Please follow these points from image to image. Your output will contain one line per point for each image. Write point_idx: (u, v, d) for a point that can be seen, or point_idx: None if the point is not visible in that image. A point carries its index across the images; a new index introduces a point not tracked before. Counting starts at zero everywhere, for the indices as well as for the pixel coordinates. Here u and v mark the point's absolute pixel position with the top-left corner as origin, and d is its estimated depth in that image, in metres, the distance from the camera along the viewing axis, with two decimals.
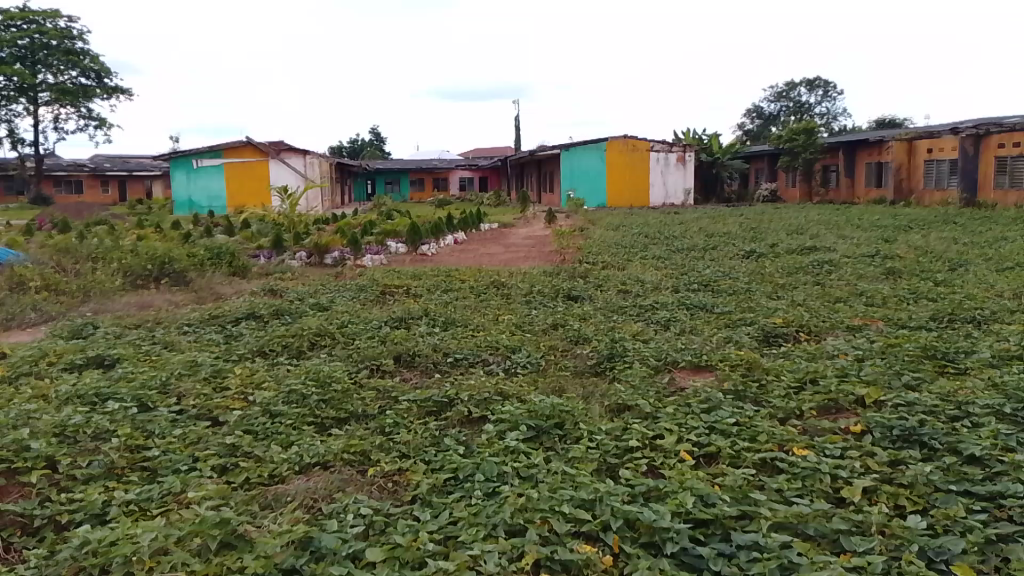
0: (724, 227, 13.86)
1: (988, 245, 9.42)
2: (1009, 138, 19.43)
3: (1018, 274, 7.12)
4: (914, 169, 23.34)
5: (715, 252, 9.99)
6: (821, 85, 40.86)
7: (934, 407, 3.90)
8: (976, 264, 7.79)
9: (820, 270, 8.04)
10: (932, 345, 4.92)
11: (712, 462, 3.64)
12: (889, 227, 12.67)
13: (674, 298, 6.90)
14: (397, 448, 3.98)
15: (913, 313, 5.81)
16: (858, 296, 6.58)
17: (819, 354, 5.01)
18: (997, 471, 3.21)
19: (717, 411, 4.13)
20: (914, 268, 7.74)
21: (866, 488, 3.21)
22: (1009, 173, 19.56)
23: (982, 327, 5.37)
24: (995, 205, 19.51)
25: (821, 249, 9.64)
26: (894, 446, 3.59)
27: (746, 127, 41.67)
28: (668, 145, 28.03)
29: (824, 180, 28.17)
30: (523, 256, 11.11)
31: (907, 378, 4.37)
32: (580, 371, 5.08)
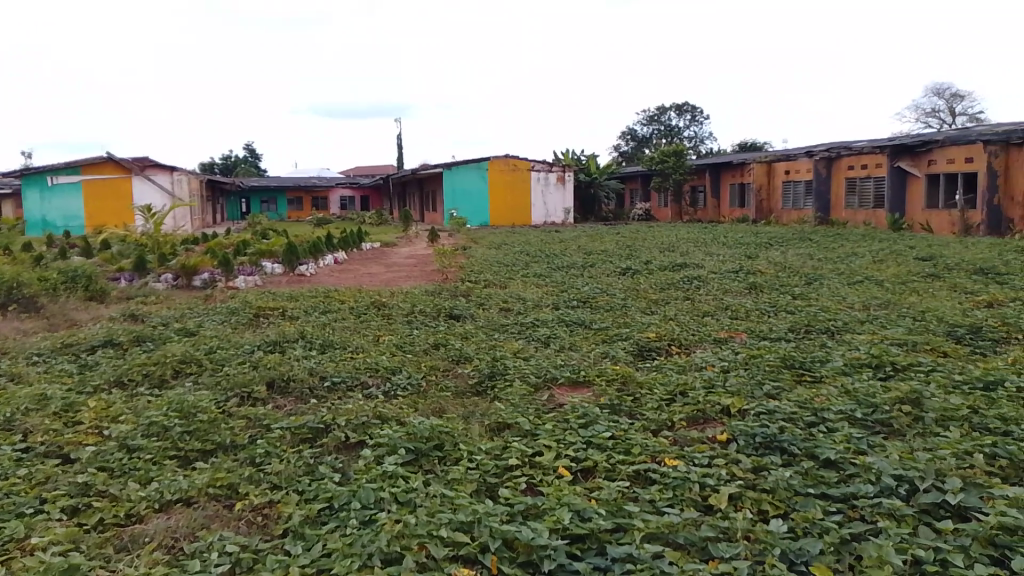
0: (602, 245, 14.27)
1: (838, 260, 10.22)
2: (857, 161, 21.23)
3: (865, 287, 7.73)
4: (774, 191, 25.06)
5: (593, 269, 10.24)
6: (690, 110, 43.15)
7: (792, 414, 4.15)
8: (829, 279, 8.39)
9: (689, 285, 8.43)
10: (790, 356, 5.24)
11: (589, 477, 3.70)
12: (752, 244, 13.46)
13: (554, 315, 7.01)
14: (268, 479, 3.79)
15: (774, 325, 6.18)
16: (723, 309, 6.93)
17: (688, 366, 5.24)
18: (850, 473, 3.45)
19: (593, 426, 4.21)
20: (775, 282, 8.26)
21: (731, 495, 3.36)
22: (858, 194, 21.34)
23: (835, 337, 5.78)
24: (845, 223, 21.22)
25: (690, 266, 10.07)
26: (757, 452, 3.79)
27: (622, 149, 43.34)
28: (548, 165, 28.70)
29: (693, 201, 29.73)
30: (405, 276, 11.02)
31: (768, 388, 4.63)
32: (461, 391, 5.04)
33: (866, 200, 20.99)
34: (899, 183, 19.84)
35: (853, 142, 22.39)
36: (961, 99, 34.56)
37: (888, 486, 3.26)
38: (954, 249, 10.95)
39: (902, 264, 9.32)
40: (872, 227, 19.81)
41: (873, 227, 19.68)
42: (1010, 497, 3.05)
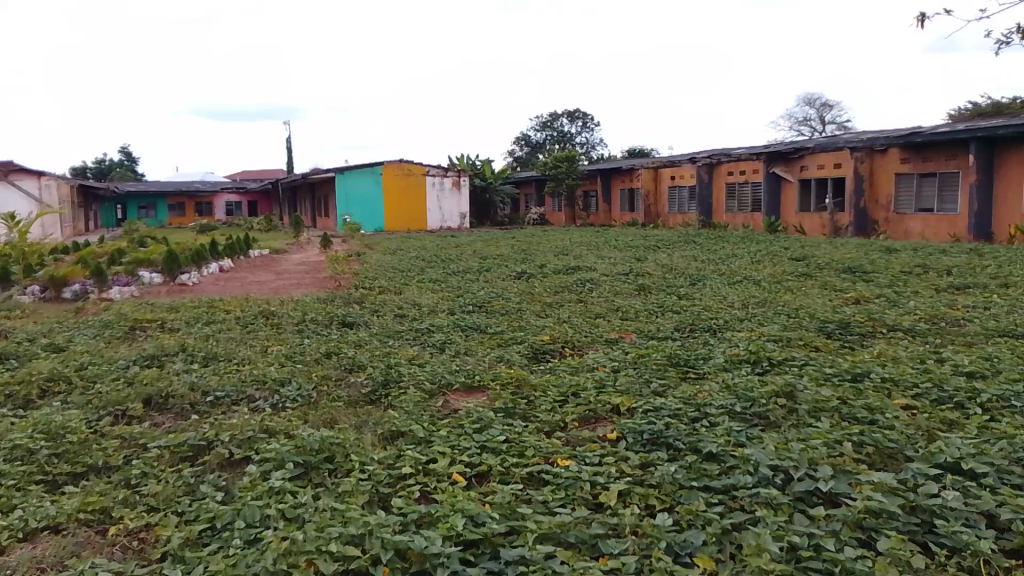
0: (497, 249, 14.37)
1: (720, 261, 10.72)
2: (736, 167, 22.39)
3: (745, 287, 8.15)
4: (660, 196, 26.05)
5: (488, 274, 10.29)
6: (581, 117, 44.21)
7: (677, 411, 4.31)
8: (711, 279, 8.80)
9: (581, 288, 8.63)
10: (676, 354, 5.44)
11: (483, 481, 3.71)
12: (641, 247, 13.92)
13: (449, 320, 6.99)
14: (144, 501, 3.57)
15: (661, 325, 6.41)
16: (614, 311, 7.13)
17: (580, 367, 5.35)
18: (730, 465, 3.61)
19: (488, 430, 4.22)
20: (662, 283, 8.57)
21: (620, 491, 3.45)
22: (737, 198, 22.52)
23: (718, 334, 6.05)
24: (727, 226, 22.32)
25: (583, 269, 10.31)
26: (645, 449, 3.91)
27: (516, 154, 43.88)
28: (443, 170, 28.66)
29: (585, 206, 30.47)
30: (295, 283, 10.71)
31: (655, 386, 4.79)
32: (354, 400, 4.94)
33: (745, 204, 22.17)
34: (774, 188, 21.06)
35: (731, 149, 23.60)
36: (830, 109, 37.06)
37: (765, 476, 3.43)
38: (823, 250, 11.73)
39: (777, 265, 9.90)
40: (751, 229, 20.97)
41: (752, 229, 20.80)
42: (875, 481, 3.27)
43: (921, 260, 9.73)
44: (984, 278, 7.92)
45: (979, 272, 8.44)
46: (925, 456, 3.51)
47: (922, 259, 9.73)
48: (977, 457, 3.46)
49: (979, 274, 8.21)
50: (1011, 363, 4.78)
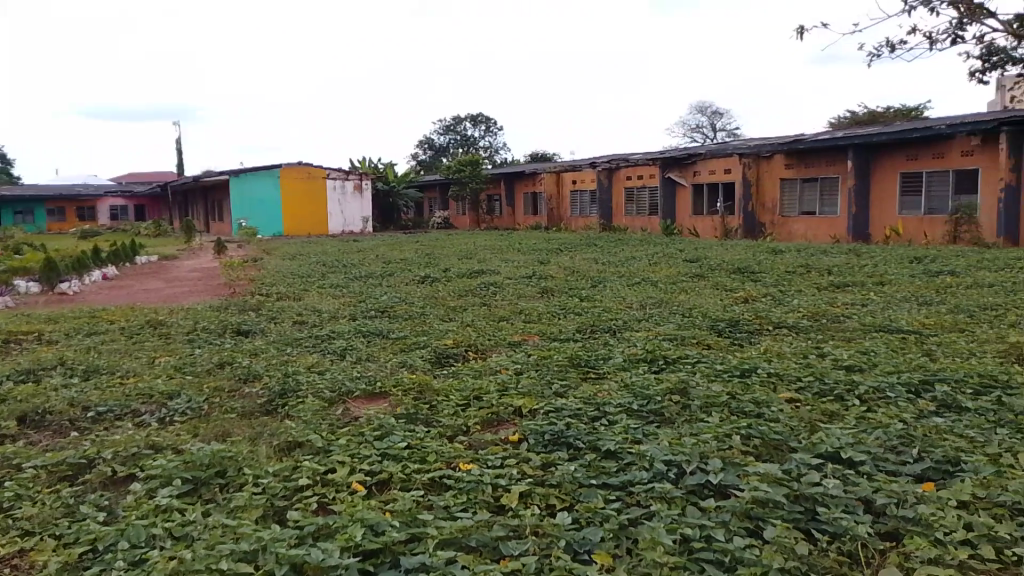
0: (401, 254, 14.21)
1: (620, 263, 11.00)
2: (634, 172, 23.05)
3: (643, 288, 8.39)
4: (563, 200, 26.50)
5: (391, 278, 10.17)
6: (484, 121, 44.40)
7: (577, 410, 4.38)
8: (612, 281, 9.02)
9: (485, 291, 8.65)
10: (576, 355, 5.54)
11: (384, 489, 3.65)
12: (544, 250, 14.09)
13: (350, 326, 6.86)
14: (17, 525, 3.31)
15: (563, 326, 6.51)
16: (518, 313, 7.19)
17: (484, 370, 5.35)
18: (627, 462, 3.70)
19: (389, 437, 4.15)
20: (564, 286, 8.70)
21: (522, 492, 3.47)
22: (635, 202, 23.20)
23: (617, 335, 6.20)
24: (626, 229, 22.94)
25: (487, 272, 10.34)
26: (546, 449, 3.95)
27: (420, 158, 43.71)
28: (344, 173, 28.11)
29: (489, 210, 30.61)
30: (186, 290, 10.27)
31: (557, 387, 4.85)
32: (249, 411, 4.76)
33: (643, 208, 22.86)
34: (669, 192, 21.83)
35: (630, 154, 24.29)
36: (720, 117, 38.74)
37: (660, 471, 3.53)
38: (716, 251, 12.24)
39: (673, 266, 10.25)
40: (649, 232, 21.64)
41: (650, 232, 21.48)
42: (761, 472, 3.43)
43: (805, 260, 10.27)
44: (860, 277, 8.46)
45: (856, 271, 9.00)
46: (807, 447, 3.71)
47: (806, 260, 10.28)
48: (854, 446, 3.68)
49: (856, 273, 8.77)
50: (884, 357, 5.13)
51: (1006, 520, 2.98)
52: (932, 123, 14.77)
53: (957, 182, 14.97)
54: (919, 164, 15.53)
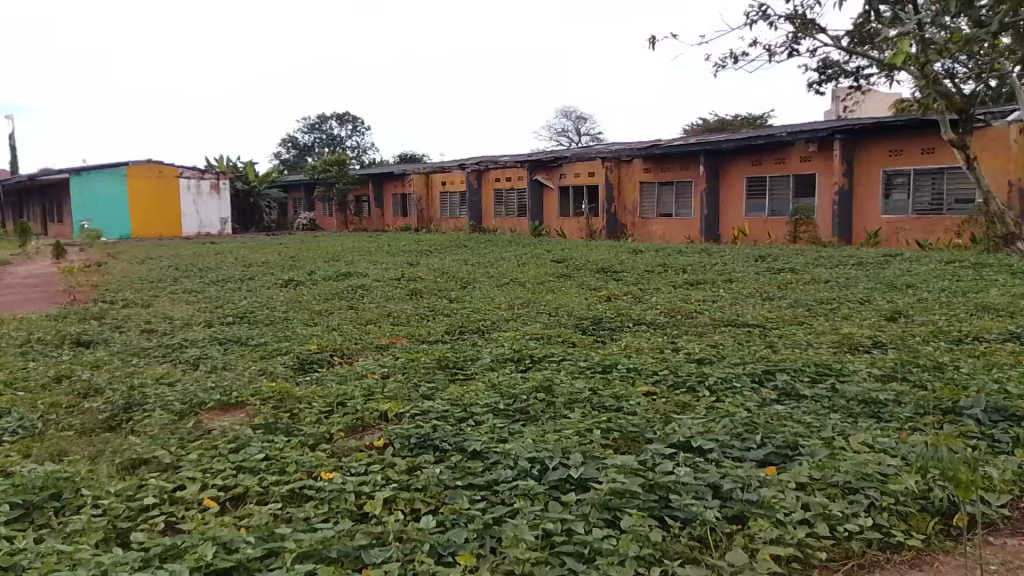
0: (263, 257, 13.65)
1: (489, 264, 11.10)
2: (502, 174, 23.34)
3: (511, 288, 8.51)
4: (431, 201, 26.41)
5: (252, 282, 9.73)
6: (350, 120, 43.48)
7: (444, 412, 4.37)
8: (481, 282, 9.07)
9: (352, 294, 8.46)
10: (444, 357, 5.52)
11: (240, 504, 3.47)
12: (414, 252, 14.00)
13: (206, 334, 6.49)
14: None
15: (432, 328, 6.47)
16: (385, 316, 7.08)
17: (349, 375, 5.22)
18: (492, 461, 3.72)
19: (245, 449, 3.96)
20: (433, 287, 8.67)
21: (385, 499, 3.40)
22: (504, 204, 23.51)
23: (486, 336, 6.24)
24: (496, 230, 23.21)
25: (354, 275, 10.13)
26: (412, 453, 3.91)
27: (282, 157, 42.48)
28: (199, 171, 26.66)
29: (357, 211, 30.03)
30: (17, 298, 9.42)
31: (424, 389, 4.81)
32: (90, 428, 4.39)
33: (512, 209, 23.22)
34: (536, 194, 22.29)
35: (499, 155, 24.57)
36: (584, 122, 39.98)
37: (524, 468, 3.58)
38: (581, 252, 12.62)
39: (541, 266, 10.46)
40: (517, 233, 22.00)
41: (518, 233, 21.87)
42: (619, 464, 3.55)
43: (663, 260, 10.80)
44: (712, 274, 8.99)
45: (708, 269, 9.56)
46: (662, 438, 3.88)
47: (664, 259, 10.80)
48: (705, 435, 3.90)
49: (709, 271, 9.30)
50: (733, 350, 5.46)
51: (838, 499, 3.24)
52: (774, 131, 15.96)
53: (796, 186, 16.24)
54: (764, 169, 16.73)
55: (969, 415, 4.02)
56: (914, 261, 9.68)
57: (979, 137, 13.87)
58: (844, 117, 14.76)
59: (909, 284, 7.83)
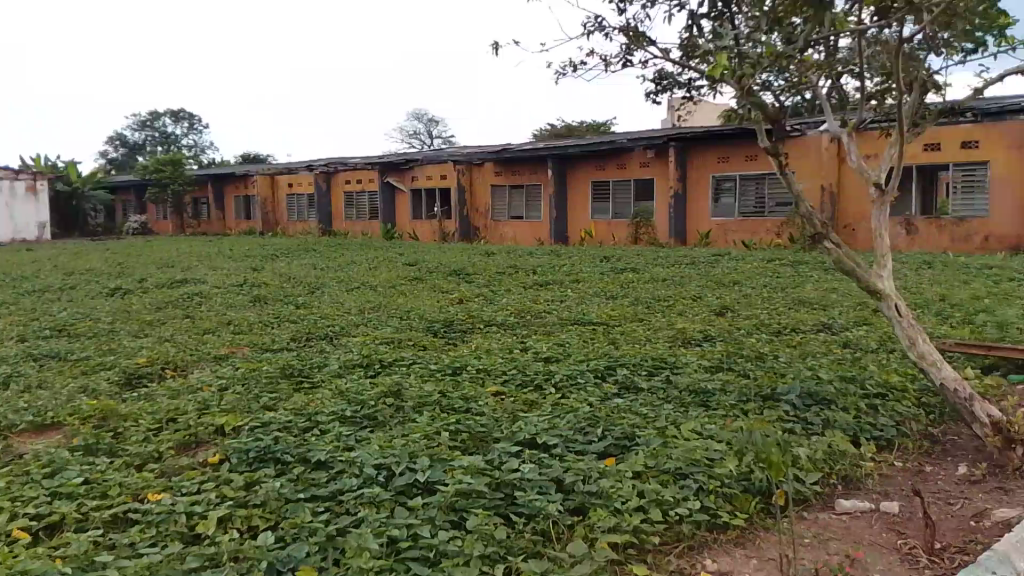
0: (86, 264, 12.53)
1: (338, 269, 10.81)
2: (352, 176, 22.89)
3: (360, 292, 8.36)
4: (278, 203, 25.49)
5: (72, 292, 8.91)
6: (187, 118, 40.96)
7: (287, 423, 4.20)
8: (329, 286, 8.84)
9: (188, 302, 7.96)
10: (288, 365, 5.32)
11: (54, 534, 3.15)
12: (258, 257, 13.39)
13: (17, 349, 5.86)
14: None
15: (276, 336, 6.22)
16: (225, 325, 6.72)
17: (183, 389, 4.90)
18: (336, 471, 3.63)
19: (61, 473, 3.61)
20: (278, 293, 8.34)
21: (221, 517, 3.22)
22: (354, 207, 23.07)
23: (333, 341, 6.08)
24: (346, 234, 22.71)
25: (191, 282, 9.54)
26: (250, 468, 3.73)
27: (110, 156, 39.32)
28: (11, 171, 24.07)
29: (196, 213, 28.40)
30: None
31: (265, 400, 4.61)
32: None
33: (363, 211, 22.82)
34: (388, 197, 22.00)
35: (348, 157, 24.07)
36: (436, 124, 40.01)
37: (369, 476, 3.52)
38: (433, 255, 12.61)
39: (392, 270, 10.35)
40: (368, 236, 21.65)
41: (370, 237, 21.53)
42: (465, 465, 3.57)
43: (512, 261, 11.02)
44: (560, 275, 9.27)
45: (557, 270, 9.86)
46: (508, 436, 3.95)
47: (513, 261, 11.03)
48: (550, 431, 4.01)
49: (557, 272, 9.59)
50: (578, 347, 5.66)
51: (670, 484, 3.44)
52: (616, 138, 16.71)
53: (637, 190, 17.12)
54: (607, 174, 17.49)
55: (786, 400, 4.40)
56: (740, 260, 10.48)
57: (798, 144, 15.21)
58: (679, 126, 15.73)
59: (736, 282, 8.48)
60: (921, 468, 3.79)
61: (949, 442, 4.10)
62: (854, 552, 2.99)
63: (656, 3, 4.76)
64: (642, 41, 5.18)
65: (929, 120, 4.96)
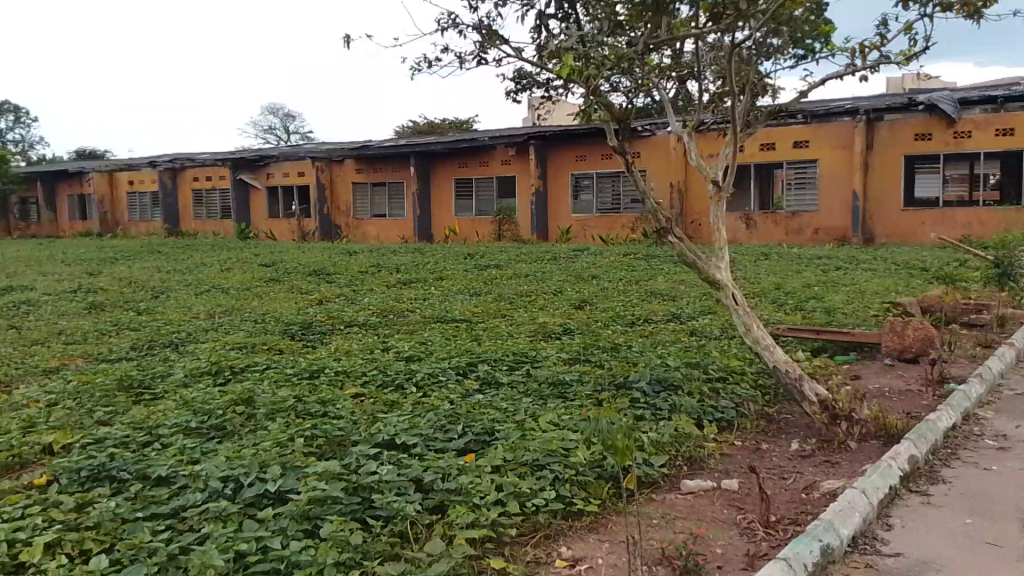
0: None
1: (187, 271, 10.19)
2: (202, 173, 21.69)
3: (211, 295, 7.92)
4: (118, 201, 23.72)
5: None
6: (12, 110, 37.19)
7: (124, 438, 3.90)
8: (177, 290, 8.31)
9: (13, 311, 7.23)
10: (128, 376, 4.94)
11: None
12: (95, 260, 12.37)
13: None
14: None
15: (115, 345, 5.77)
16: (56, 334, 6.16)
17: (4, 407, 4.44)
18: (180, 486, 3.41)
19: None
20: (118, 299, 7.74)
21: (47, 543, 2.93)
22: (205, 205, 21.86)
23: (180, 348, 5.72)
24: (197, 234, 21.47)
25: (16, 289, 8.67)
26: (82, 488, 3.43)
27: None
28: None
29: (24, 214, 25.85)
30: None
31: (100, 414, 4.26)
32: None
33: (214, 210, 21.65)
34: (241, 195, 21.00)
35: (197, 152, 22.77)
36: (293, 119, 38.69)
37: (216, 489, 3.33)
38: (291, 255, 12.16)
39: (247, 271, 9.89)
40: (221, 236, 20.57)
41: (222, 236, 20.46)
42: (320, 471, 3.46)
43: (375, 260, 10.84)
44: (423, 273, 9.21)
45: (421, 268, 9.80)
46: (367, 438, 3.87)
47: (376, 260, 10.85)
48: (410, 430, 3.96)
49: (421, 270, 9.53)
50: (440, 345, 5.65)
51: (528, 476, 3.49)
52: (478, 136, 16.86)
53: (499, 187, 17.34)
54: (469, 171, 17.59)
55: (637, 388, 4.59)
56: (599, 254, 10.88)
57: (651, 143, 16.02)
58: (538, 124, 16.09)
59: (595, 275, 8.77)
60: (759, 446, 4.07)
61: (784, 420, 4.43)
62: (698, 530, 3.15)
63: (507, 2, 4.81)
64: (495, 40, 5.23)
65: (761, 121, 5.32)
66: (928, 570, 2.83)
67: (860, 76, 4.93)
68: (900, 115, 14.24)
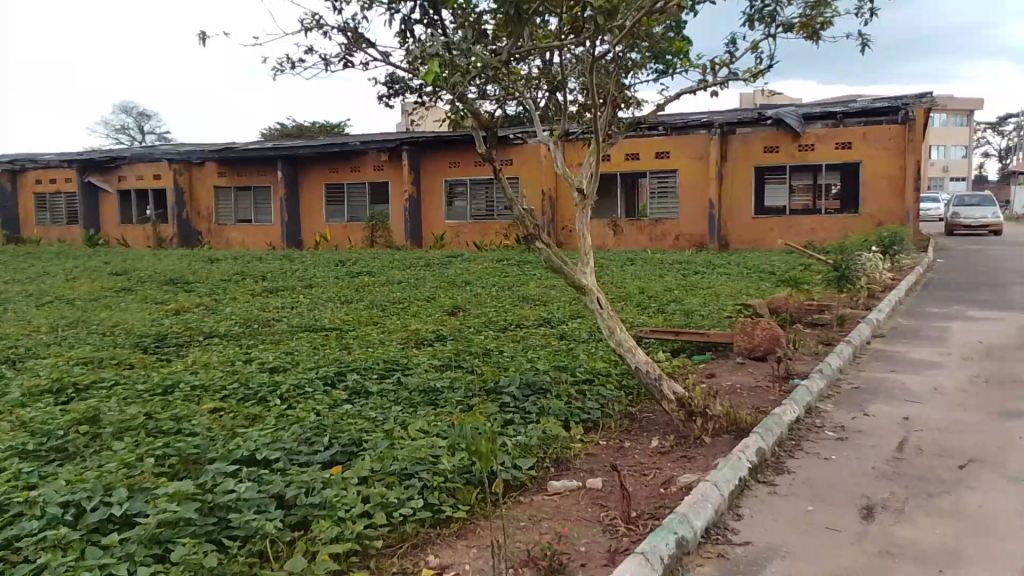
0: None
1: (25, 281, 9.32)
2: (45, 176, 19.94)
3: (54, 307, 7.29)
4: None
5: None
6: None
7: None
8: (14, 301, 7.59)
9: None
10: None
11: None
12: None
13: None
14: None
15: None
16: None
17: None
18: (12, 514, 3.10)
19: None
20: None
21: None
22: (49, 210, 20.12)
23: (17, 365, 5.22)
24: (38, 241, 19.74)
25: None
26: None
27: None
28: None
29: None
30: None
31: None
32: None
33: (59, 216, 19.98)
34: (89, 199, 19.50)
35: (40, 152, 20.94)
36: (147, 118, 36.40)
37: (54, 515, 3.05)
38: (147, 263, 11.41)
39: (96, 280, 9.18)
40: (65, 244, 19.02)
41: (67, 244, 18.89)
42: (172, 491, 3.24)
43: (240, 268, 10.37)
44: (291, 281, 8.91)
45: (288, 275, 9.48)
46: (224, 455, 3.67)
47: (241, 267, 10.38)
48: (271, 445, 3.80)
49: (289, 278, 9.21)
50: (307, 355, 5.47)
51: (395, 486, 3.43)
52: (349, 140, 16.53)
53: (372, 193, 17.09)
54: (341, 176, 17.21)
55: (507, 392, 4.64)
56: (472, 260, 10.93)
57: (523, 151, 16.32)
58: (411, 130, 16.00)
59: (468, 282, 8.81)
60: (621, 444, 4.21)
61: (645, 418, 4.61)
62: (562, 529, 3.22)
63: (372, 4, 4.73)
64: (361, 42, 5.13)
65: (622, 132, 5.54)
66: (774, 556, 3.03)
67: (711, 91, 5.23)
68: (751, 128, 15.28)
